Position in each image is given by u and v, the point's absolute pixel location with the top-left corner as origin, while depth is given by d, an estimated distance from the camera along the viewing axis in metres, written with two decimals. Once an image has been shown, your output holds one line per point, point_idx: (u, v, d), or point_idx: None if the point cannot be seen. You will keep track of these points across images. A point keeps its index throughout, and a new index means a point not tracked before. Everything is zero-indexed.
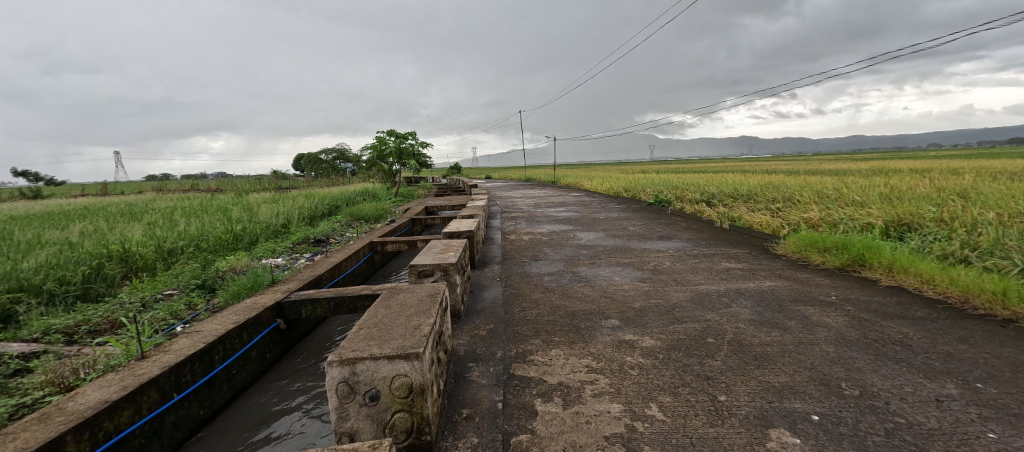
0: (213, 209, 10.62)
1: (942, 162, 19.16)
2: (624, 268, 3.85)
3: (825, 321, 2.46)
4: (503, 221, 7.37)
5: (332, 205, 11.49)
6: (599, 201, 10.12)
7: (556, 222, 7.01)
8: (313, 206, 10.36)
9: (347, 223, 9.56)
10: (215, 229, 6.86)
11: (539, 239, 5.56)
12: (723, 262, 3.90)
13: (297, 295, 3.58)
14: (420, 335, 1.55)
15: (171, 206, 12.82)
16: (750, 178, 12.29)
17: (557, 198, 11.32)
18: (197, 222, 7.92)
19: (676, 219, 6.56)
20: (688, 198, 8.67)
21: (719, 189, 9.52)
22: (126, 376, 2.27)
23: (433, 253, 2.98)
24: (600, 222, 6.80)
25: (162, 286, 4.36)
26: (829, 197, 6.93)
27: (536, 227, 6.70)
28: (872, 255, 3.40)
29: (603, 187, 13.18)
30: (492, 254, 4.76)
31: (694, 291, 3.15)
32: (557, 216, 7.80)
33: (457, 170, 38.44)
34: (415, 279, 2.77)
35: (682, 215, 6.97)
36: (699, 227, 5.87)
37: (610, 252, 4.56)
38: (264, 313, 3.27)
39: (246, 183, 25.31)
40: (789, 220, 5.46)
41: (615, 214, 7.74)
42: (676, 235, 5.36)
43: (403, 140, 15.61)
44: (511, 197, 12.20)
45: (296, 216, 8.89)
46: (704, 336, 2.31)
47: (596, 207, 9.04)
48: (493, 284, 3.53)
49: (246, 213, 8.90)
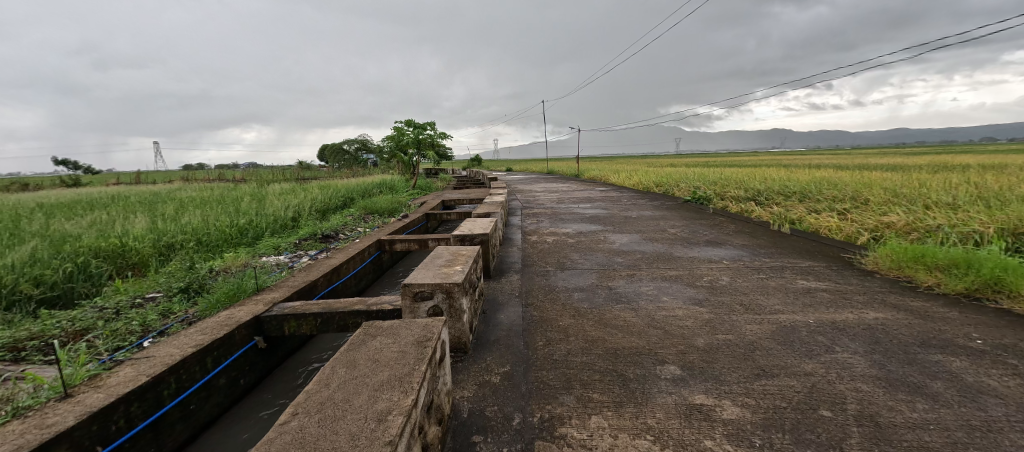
0: (228, 200, 10.41)
1: (1002, 159, 17.55)
2: (672, 285, 3.11)
3: (991, 386, 1.69)
4: (523, 219, 6.72)
5: (347, 197, 11.07)
6: (628, 197, 9.31)
7: (582, 221, 6.29)
8: (326, 199, 9.95)
9: (360, 216, 9.11)
10: (220, 223, 6.49)
11: (565, 241, 4.88)
12: (799, 280, 3.11)
13: (281, 307, 3.04)
14: (384, 441, 0.92)
15: (191, 196, 12.80)
16: (797, 174, 11.15)
17: (583, 193, 10.58)
18: (205, 214, 7.61)
19: (722, 221, 5.74)
20: (732, 195, 7.77)
21: (765, 186, 8.54)
22: (30, 427, 1.73)
23: (434, 267, 2.35)
24: (633, 222, 6.06)
25: (147, 289, 3.95)
26: (907, 197, 5.92)
27: (561, 226, 6.02)
28: (1015, 279, 2.56)
29: (631, 182, 12.28)
30: (511, 259, 4.12)
31: (774, 322, 2.41)
32: (584, 213, 7.06)
33: (477, 162, 37.93)
34: (410, 303, 2.14)
35: (729, 216, 6.14)
36: (752, 230, 5.05)
37: (650, 261, 3.82)
38: (238, 330, 2.74)
39: (269, 172, 25.71)
40: (867, 225, 4.57)
41: (648, 212, 6.93)
42: (727, 240, 4.58)
43: (422, 130, 15.11)
44: (533, 191, 11.52)
45: (307, 208, 8.50)
46: (814, 406, 1.60)
47: (626, 203, 8.24)
48: (510, 302, 2.89)
49: (256, 205, 8.54)
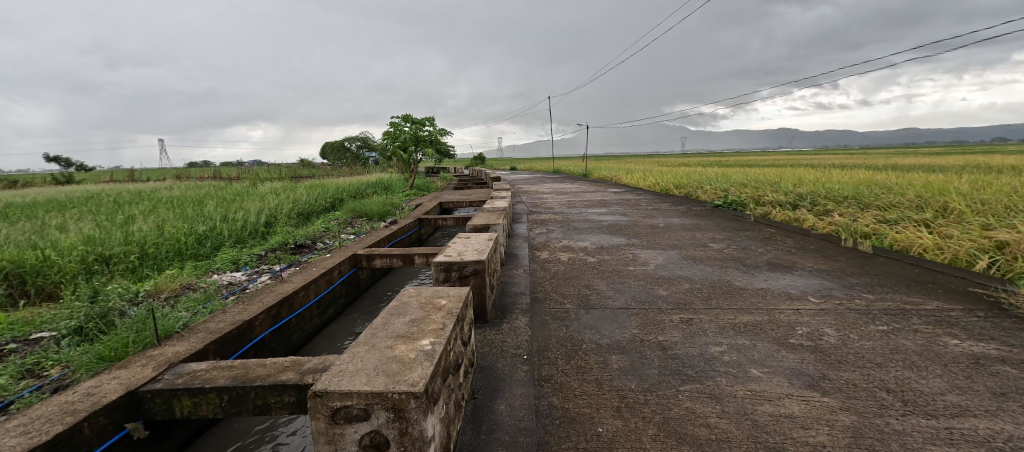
0: (205, 201, 9.48)
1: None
2: (756, 345, 2.08)
3: None
4: (530, 227, 5.71)
5: (335, 199, 10.10)
6: (647, 200, 8.27)
7: (601, 231, 5.28)
8: (310, 200, 8.98)
9: (346, 221, 8.12)
10: (175, 230, 5.54)
11: (584, 260, 3.88)
12: (946, 341, 2.08)
13: (175, 375, 2.05)
14: None
15: (171, 196, 11.90)
16: (834, 175, 10.07)
17: (595, 195, 9.56)
18: (167, 217, 6.66)
19: (774, 234, 4.71)
20: (772, 201, 6.72)
21: (807, 188, 7.48)
22: None
23: (384, 345, 1.35)
24: (664, 233, 5.03)
25: (37, 324, 2.94)
26: (998, 203, 4.87)
27: (577, 237, 5.00)
28: None
29: (647, 183, 11.26)
30: (516, 288, 3.11)
31: (975, 441, 1.39)
32: (601, 221, 6.03)
33: (481, 160, 37.11)
34: (328, 425, 1.15)
35: (779, 227, 5.11)
36: (820, 248, 4.02)
37: (707, 296, 2.80)
38: (90, 422, 1.75)
39: (265, 171, 24.88)
40: (978, 241, 3.53)
41: (677, 221, 5.89)
42: (796, 263, 3.55)
43: (420, 126, 14.12)
44: (540, 193, 10.52)
45: (286, 211, 7.54)
46: None
47: (647, 208, 7.21)
48: (515, 375, 1.88)
49: (227, 207, 7.57)
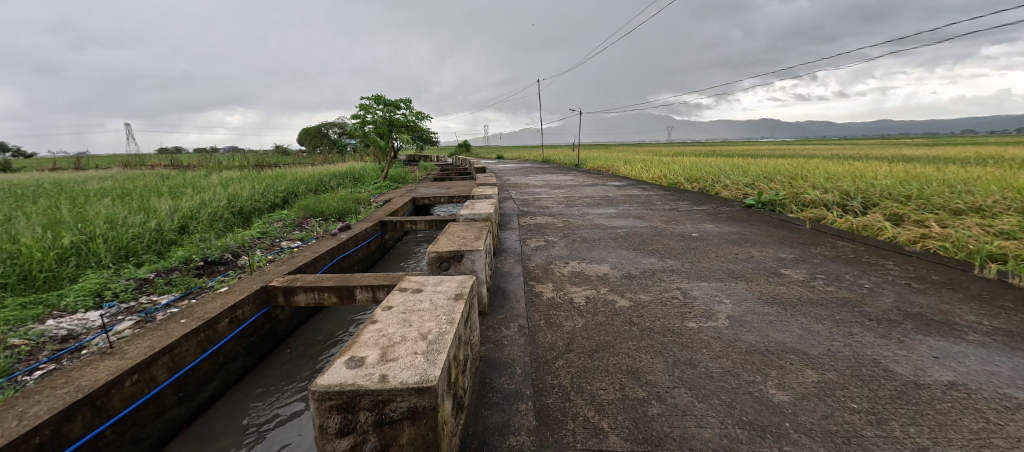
0: (122, 195, 7.74)
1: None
2: None
3: None
4: (524, 238, 4.31)
5: (288, 193, 8.49)
6: (659, 197, 6.96)
7: (619, 245, 3.92)
8: (253, 196, 7.35)
9: (294, 222, 6.58)
10: (25, 242, 3.94)
11: (610, 303, 2.51)
12: None
13: None
14: None
15: (93, 188, 10.01)
16: (862, 167, 8.93)
17: (596, 190, 8.21)
18: (40, 220, 4.99)
19: (859, 253, 3.43)
20: (819, 200, 5.47)
21: (851, 184, 6.26)
22: None
23: None
24: (705, 249, 3.71)
25: None
26: None
27: (589, 254, 3.63)
28: None
29: (652, 176, 9.93)
30: (507, 381, 1.72)
31: None
32: (614, 228, 4.66)
33: (465, 148, 35.50)
34: None
35: (854, 240, 3.85)
36: (952, 280, 2.75)
37: (872, 412, 1.47)
38: None
39: (228, 159, 22.76)
40: None
41: (712, 228, 4.56)
42: (947, 315, 2.26)
43: (393, 109, 12.42)
44: (531, 186, 9.12)
45: (212, 212, 5.95)
46: None
47: (665, 208, 5.88)
48: None
49: (133, 206, 5.90)
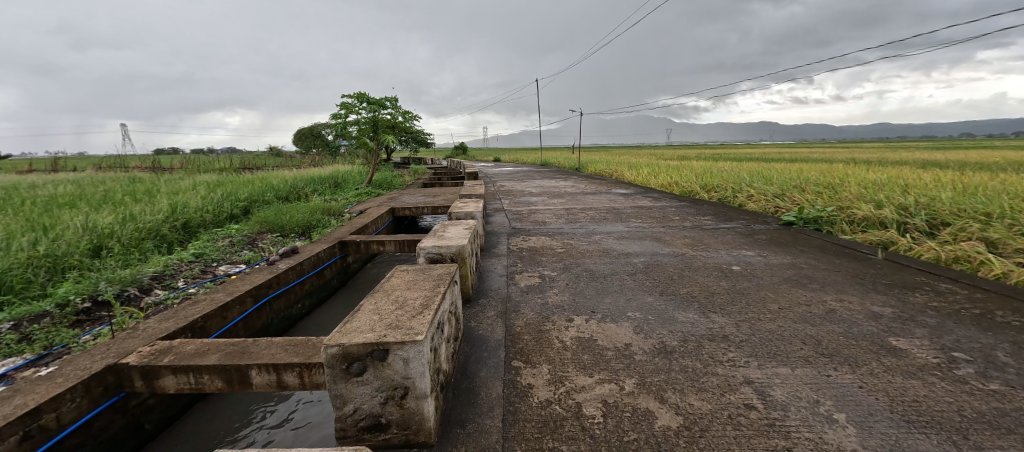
0: (55, 204, 6.67)
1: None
2: None
3: None
4: (512, 272, 3.29)
5: (251, 202, 7.45)
6: (676, 210, 5.95)
7: (640, 285, 2.89)
8: (205, 206, 6.31)
9: (247, 239, 5.56)
10: None
11: (644, 418, 1.49)
12: None
13: None
14: None
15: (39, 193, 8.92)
16: (899, 174, 7.94)
17: (601, 199, 7.20)
18: None
19: (984, 305, 2.42)
20: (879, 218, 4.45)
21: (906, 195, 5.25)
22: None
23: None
24: (759, 294, 2.69)
25: None
26: None
27: (600, 302, 2.61)
28: None
29: (662, 183, 8.93)
30: None
31: None
32: (628, 257, 3.64)
33: (462, 150, 34.49)
34: None
35: (959, 279, 2.85)
36: None
37: None
38: None
39: (210, 161, 21.60)
40: None
41: (756, 257, 3.54)
42: None
43: (378, 108, 11.37)
44: (527, 195, 8.09)
45: (140, 228, 4.90)
46: None
47: (687, 226, 4.86)
48: None
49: (44, 221, 4.86)
